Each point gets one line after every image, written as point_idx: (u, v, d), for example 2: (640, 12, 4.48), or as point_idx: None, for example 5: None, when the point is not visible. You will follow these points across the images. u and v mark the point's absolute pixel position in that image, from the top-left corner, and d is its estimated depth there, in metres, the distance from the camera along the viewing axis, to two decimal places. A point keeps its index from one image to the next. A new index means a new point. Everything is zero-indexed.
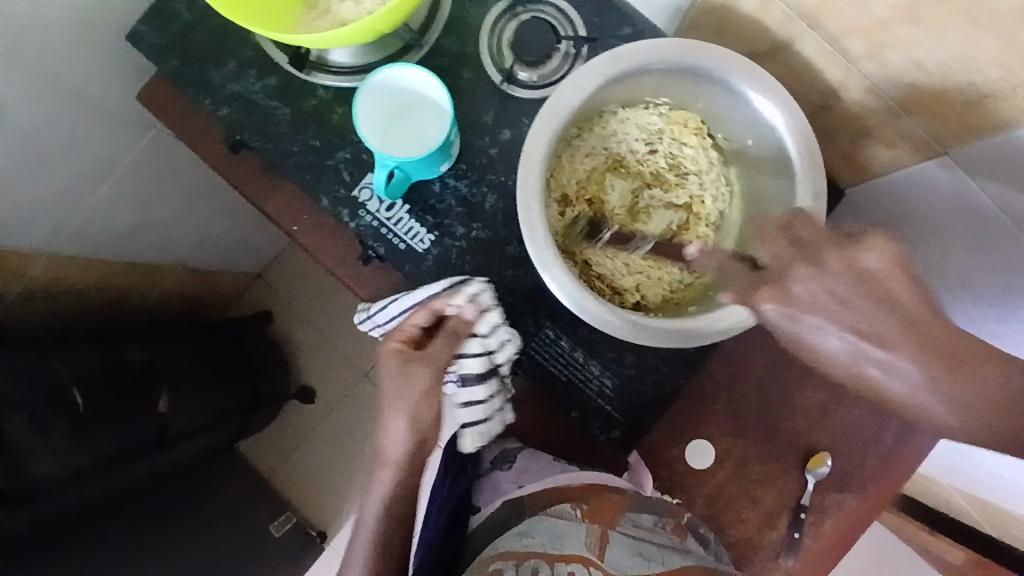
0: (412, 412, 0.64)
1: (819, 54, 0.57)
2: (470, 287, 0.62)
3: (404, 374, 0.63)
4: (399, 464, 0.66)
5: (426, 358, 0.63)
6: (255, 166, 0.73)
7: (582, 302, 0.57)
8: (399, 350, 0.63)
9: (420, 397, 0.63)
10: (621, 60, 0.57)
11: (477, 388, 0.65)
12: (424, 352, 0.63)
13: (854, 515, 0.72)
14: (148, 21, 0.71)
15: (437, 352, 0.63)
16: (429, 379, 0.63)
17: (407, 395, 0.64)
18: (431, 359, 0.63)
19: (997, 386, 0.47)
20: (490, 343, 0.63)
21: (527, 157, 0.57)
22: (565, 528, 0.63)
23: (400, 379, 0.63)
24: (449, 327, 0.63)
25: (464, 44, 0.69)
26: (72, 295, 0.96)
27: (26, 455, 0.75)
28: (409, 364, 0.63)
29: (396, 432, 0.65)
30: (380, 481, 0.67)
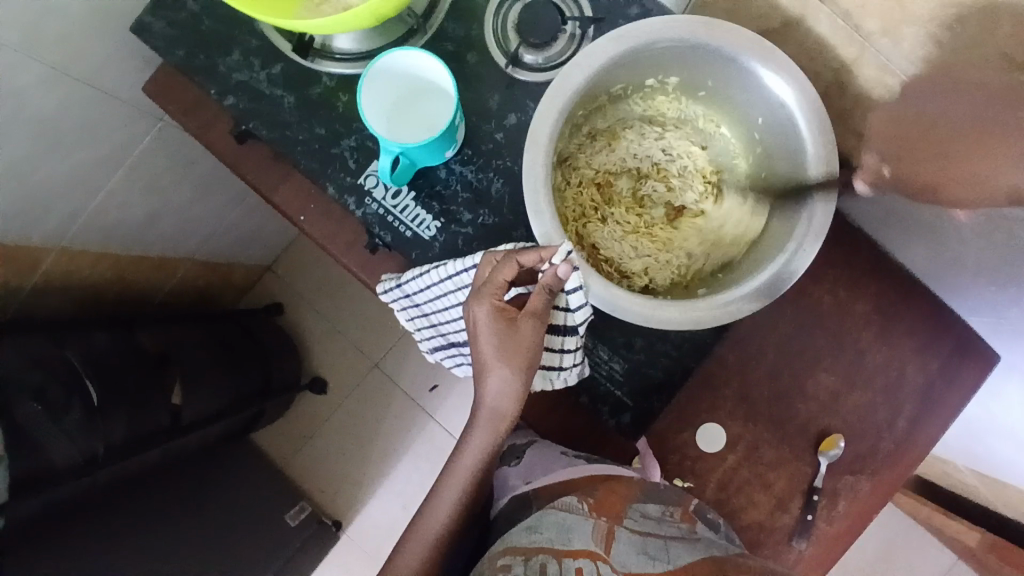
0: (512, 375, 0.56)
1: (833, 32, 0.55)
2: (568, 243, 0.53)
3: (511, 334, 0.55)
4: (491, 425, 0.59)
5: (532, 314, 0.55)
6: (263, 155, 0.73)
7: (587, 284, 0.56)
8: (495, 309, 0.55)
9: (522, 358, 0.55)
10: (630, 38, 0.56)
11: (560, 341, 0.60)
12: (526, 308, 0.55)
13: (867, 497, 0.72)
14: (154, 11, 0.71)
15: (541, 306, 0.55)
16: (533, 340, 0.55)
17: (514, 355, 0.55)
18: (536, 314, 0.55)
19: None
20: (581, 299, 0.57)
21: (533, 139, 0.56)
22: (572, 522, 0.62)
23: (498, 341, 0.55)
24: (542, 285, 0.54)
25: (469, 27, 0.69)
26: (85, 286, 0.97)
27: (42, 442, 0.77)
28: (511, 321, 0.55)
29: (493, 388, 0.57)
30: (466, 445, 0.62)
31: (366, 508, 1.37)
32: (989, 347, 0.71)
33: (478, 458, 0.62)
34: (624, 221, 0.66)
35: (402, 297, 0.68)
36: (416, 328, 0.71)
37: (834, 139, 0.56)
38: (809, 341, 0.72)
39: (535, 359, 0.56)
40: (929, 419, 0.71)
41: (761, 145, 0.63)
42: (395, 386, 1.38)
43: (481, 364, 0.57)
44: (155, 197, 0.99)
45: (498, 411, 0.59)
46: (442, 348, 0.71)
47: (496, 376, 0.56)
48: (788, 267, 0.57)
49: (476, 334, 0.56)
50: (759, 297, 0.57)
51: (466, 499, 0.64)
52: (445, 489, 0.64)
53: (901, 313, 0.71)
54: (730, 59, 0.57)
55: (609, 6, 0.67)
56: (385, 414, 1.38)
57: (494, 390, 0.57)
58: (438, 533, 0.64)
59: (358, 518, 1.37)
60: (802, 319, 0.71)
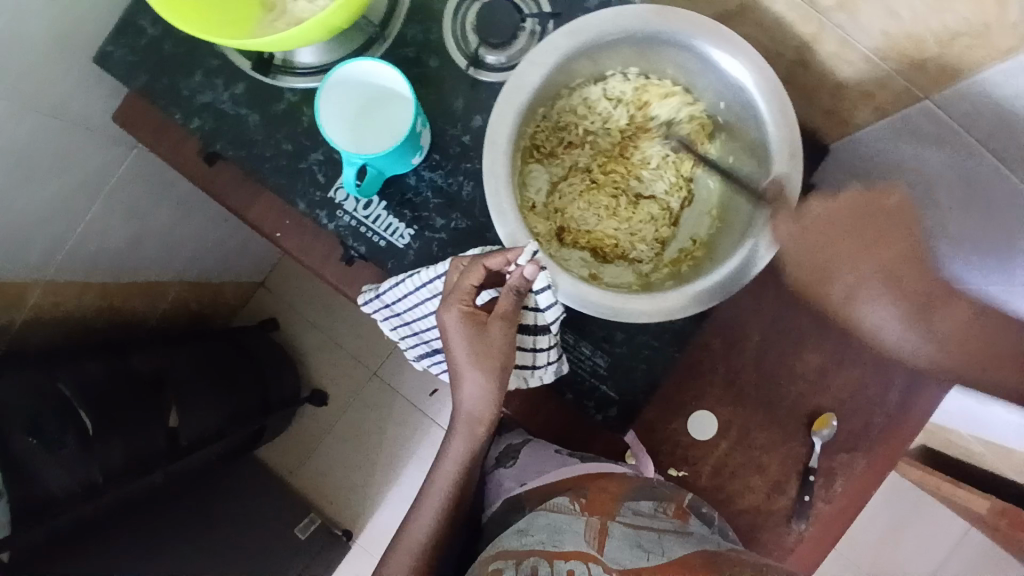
0: (489, 378, 0.56)
1: (788, 8, 0.54)
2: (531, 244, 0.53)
3: (481, 338, 0.55)
4: (472, 427, 0.60)
5: (502, 317, 0.55)
6: (233, 175, 0.73)
7: (555, 282, 0.56)
8: (467, 315, 0.55)
9: (497, 361, 0.56)
10: (582, 32, 0.56)
11: (539, 340, 0.60)
12: (496, 311, 0.55)
13: (865, 475, 0.71)
14: (115, 40, 0.71)
15: (510, 307, 0.55)
16: (506, 341, 0.55)
17: (486, 358, 0.56)
18: (506, 317, 0.55)
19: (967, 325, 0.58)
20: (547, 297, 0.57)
21: (492, 140, 0.56)
22: (563, 523, 0.62)
23: (473, 346, 0.55)
24: (509, 288, 0.54)
25: (429, 32, 0.68)
26: (75, 317, 0.97)
27: (39, 473, 0.78)
28: (483, 327, 0.55)
29: (471, 392, 0.57)
30: (454, 450, 0.62)
31: (374, 516, 1.37)
32: None
33: (460, 460, 0.62)
34: (588, 216, 0.66)
35: (383, 307, 0.68)
36: (400, 336, 0.71)
37: (794, 116, 0.55)
38: (794, 321, 0.71)
39: (508, 361, 0.56)
40: (924, 391, 0.69)
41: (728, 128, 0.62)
42: (395, 393, 1.39)
43: (455, 370, 0.57)
44: (135, 222, 0.99)
45: (474, 415, 0.59)
46: (431, 355, 0.71)
47: (471, 381, 0.57)
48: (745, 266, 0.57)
49: (449, 340, 0.56)
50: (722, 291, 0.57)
51: (455, 502, 0.64)
52: (434, 491, 0.64)
53: None
54: (685, 45, 0.56)
55: (566, 0, 0.66)
56: (387, 422, 1.38)
57: (470, 395, 0.58)
58: (428, 537, 0.64)
59: (367, 526, 1.37)
60: (786, 299, 0.71)
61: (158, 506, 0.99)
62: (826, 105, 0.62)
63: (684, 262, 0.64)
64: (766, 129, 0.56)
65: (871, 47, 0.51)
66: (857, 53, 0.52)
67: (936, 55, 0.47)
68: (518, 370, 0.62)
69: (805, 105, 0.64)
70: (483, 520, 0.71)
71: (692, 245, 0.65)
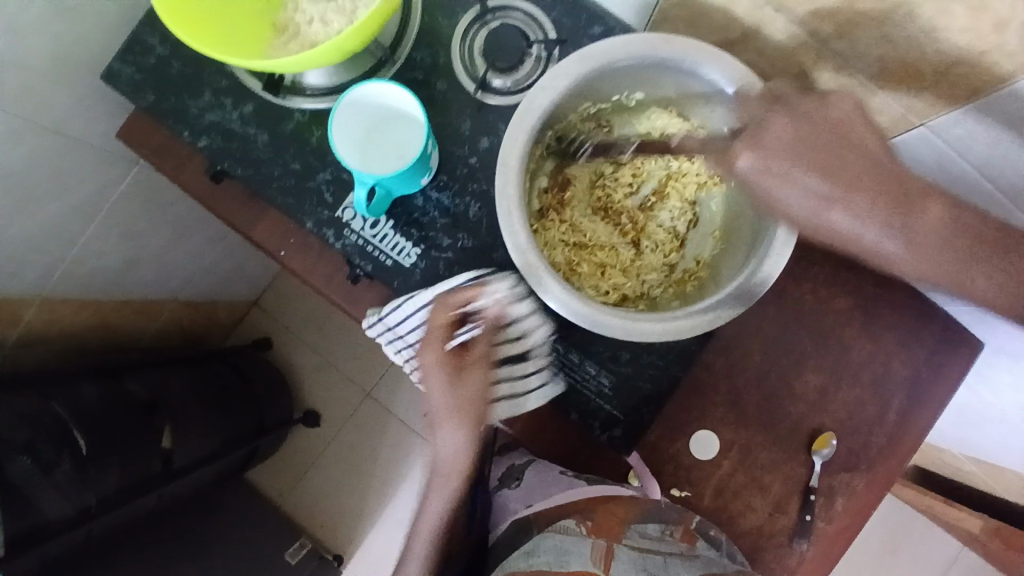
0: (466, 417, 0.66)
1: (788, 37, 0.55)
2: (496, 282, 0.64)
3: (457, 379, 0.65)
4: (456, 470, 0.69)
5: (473, 360, 0.65)
6: (238, 193, 0.73)
7: (567, 300, 0.56)
8: (443, 358, 0.65)
9: (473, 398, 0.65)
10: (592, 59, 0.57)
11: (522, 367, 0.66)
12: (469, 355, 0.65)
13: (865, 494, 0.71)
14: (123, 59, 0.72)
15: (481, 351, 0.65)
16: (480, 378, 0.65)
17: (461, 401, 0.65)
18: (477, 358, 0.65)
19: (931, 221, 0.52)
20: (523, 326, 0.65)
21: (505, 163, 0.57)
22: (570, 545, 0.65)
23: (449, 387, 0.65)
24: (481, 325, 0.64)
25: (437, 55, 0.70)
26: (69, 334, 0.95)
27: (33, 495, 0.75)
28: (457, 369, 0.65)
29: (450, 437, 0.67)
30: (438, 493, 0.70)
31: (368, 539, 1.35)
32: (972, 333, 0.71)
33: None
34: (595, 237, 0.67)
35: (385, 331, 0.68)
36: (405, 360, 0.69)
37: None
38: (794, 342, 0.72)
39: (482, 399, 0.66)
40: (920, 409, 0.71)
41: None
42: (390, 414, 1.37)
43: (436, 415, 0.68)
44: (133, 242, 0.98)
45: (449, 462, 0.69)
46: None
47: (450, 425, 0.67)
48: (759, 275, 0.58)
49: (426, 376, 0.66)
50: (732, 307, 0.58)
51: None
52: (433, 510, 0.70)
53: (882, 306, 0.71)
54: (691, 72, 0.58)
55: (572, 27, 0.68)
56: (381, 443, 1.37)
57: (449, 439, 0.67)
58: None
59: (359, 551, 1.35)
60: (786, 318, 0.72)
61: (150, 530, 0.97)
62: None
63: (688, 282, 0.67)
64: None
65: (871, 76, 0.53)
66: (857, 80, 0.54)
67: (934, 83, 0.49)
68: (507, 399, 0.66)
69: None
70: (491, 543, 0.73)
71: (696, 265, 0.67)
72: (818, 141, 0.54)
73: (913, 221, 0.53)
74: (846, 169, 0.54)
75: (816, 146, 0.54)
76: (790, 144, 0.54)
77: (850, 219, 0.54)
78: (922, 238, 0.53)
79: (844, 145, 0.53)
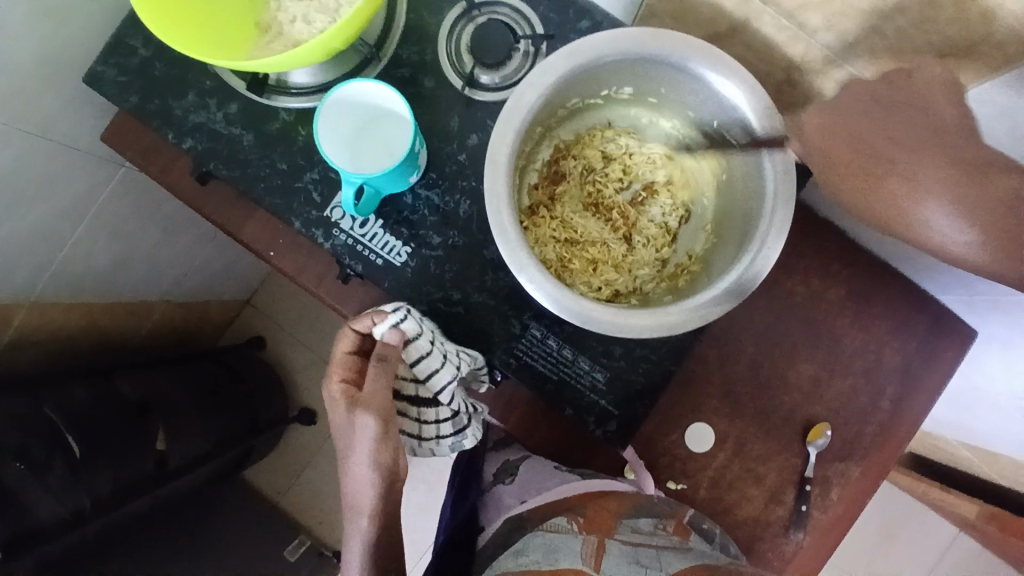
0: (369, 455, 0.58)
1: (777, 30, 0.55)
2: (395, 312, 0.59)
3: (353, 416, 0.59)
4: (369, 512, 0.59)
5: (372, 395, 0.58)
6: (226, 195, 0.72)
7: (559, 297, 0.56)
8: (342, 390, 0.59)
9: (375, 437, 0.58)
10: (579, 53, 0.56)
11: (429, 411, 0.67)
12: (367, 391, 0.59)
13: (859, 483, 0.72)
14: (105, 60, 0.71)
15: (380, 388, 0.59)
16: (379, 416, 0.58)
17: (364, 441, 0.58)
18: (377, 396, 0.58)
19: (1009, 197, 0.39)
20: (429, 365, 0.62)
21: (493, 160, 0.56)
22: (560, 541, 0.62)
23: (351, 421, 0.59)
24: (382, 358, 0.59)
25: (424, 52, 0.69)
26: (59, 338, 0.95)
27: (28, 500, 0.75)
28: (355, 404, 0.59)
29: (358, 476, 0.59)
30: (356, 533, 0.60)
31: None
32: (965, 323, 0.71)
33: None
34: (586, 233, 0.67)
35: None
36: None
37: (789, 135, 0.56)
38: (787, 333, 0.72)
39: (387, 440, 0.58)
40: (913, 398, 0.71)
41: (720, 147, 0.64)
42: None
43: (343, 455, 0.61)
44: (122, 243, 0.97)
45: (356, 504, 0.61)
46: None
47: (357, 464, 0.59)
48: (754, 267, 0.57)
49: (330, 412, 0.61)
50: (727, 299, 0.57)
51: None
52: (353, 560, 0.60)
53: (874, 296, 0.71)
54: (679, 66, 0.57)
55: (559, 22, 0.68)
56: None
57: (355, 481, 0.60)
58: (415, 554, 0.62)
59: None
60: (779, 310, 0.72)
61: (147, 531, 0.97)
62: None
63: (681, 276, 0.67)
64: (761, 149, 0.57)
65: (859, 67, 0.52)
66: (846, 73, 0.54)
67: None
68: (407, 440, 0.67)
69: None
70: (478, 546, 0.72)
71: (689, 259, 0.67)
72: (859, 113, 0.46)
73: (984, 196, 0.40)
74: (895, 136, 0.44)
75: (857, 119, 0.46)
76: (831, 123, 0.48)
77: (904, 195, 0.42)
78: (996, 222, 0.39)
79: (895, 115, 0.45)
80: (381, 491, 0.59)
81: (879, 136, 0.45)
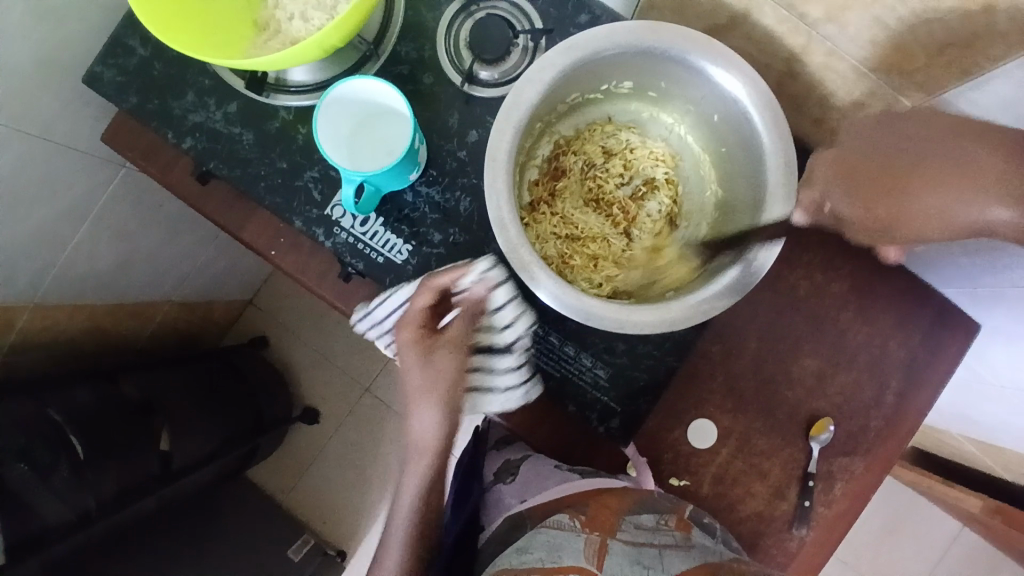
0: (442, 397, 0.65)
1: (778, 22, 0.54)
2: (480, 265, 0.64)
3: (428, 361, 0.64)
4: (432, 450, 0.67)
5: (450, 343, 0.64)
6: (227, 194, 0.72)
7: (560, 293, 0.56)
8: (417, 338, 0.64)
9: (448, 381, 0.65)
10: (578, 48, 0.56)
11: (502, 361, 0.65)
12: (444, 338, 0.64)
13: (864, 477, 0.71)
14: (104, 61, 0.71)
15: (458, 335, 0.65)
16: (453, 362, 0.65)
17: (433, 384, 0.65)
18: (454, 343, 0.64)
19: None
20: (506, 318, 0.65)
21: (493, 157, 0.56)
22: (563, 540, 0.62)
23: (424, 366, 0.64)
24: (463, 307, 0.64)
25: (422, 49, 0.69)
26: (63, 340, 0.95)
27: (33, 502, 0.75)
28: (430, 350, 0.64)
29: (424, 418, 0.66)
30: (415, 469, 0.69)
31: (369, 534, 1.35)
32: (968, 315, 0.71)
33: None
34: (586, 228, 0.67)
35: (374, 325, 0.67)
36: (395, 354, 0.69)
37: (789, 127, 0.56)
38: (790, 328, 0.72)
39: (453, 386, 0.65)
40: (917, 391, 0.71)
41: (720, 141, 0.64)
42: (389, 409, 1.37)
43: (410, 397, 0.67)
44: (124, 244, 0.97)
45: (422, 443, 0.68)
46: None
47: (423, 406, 0.66)
48: (756, 262, 0.56)
49: (401, 357, 0.65)
50: (730, 294, 0.57)
51: None
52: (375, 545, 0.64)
53: (877, 290, 0.71)
54: (679, 59, 0.57)
55: (558, 17, 0.67)
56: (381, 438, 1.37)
57: (421, 420, 0.67)
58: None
59: (361, 546, 1.35)
60: (781, 304, 0.72)
61: (152, 532, 0.98)
62: (816, 115, 0.63)
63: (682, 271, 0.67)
64: (762, 142, 0.57)
65: (861, 58, 0.52)
66: (848, 64, 0.53)
67: (926, 64, 0.48)
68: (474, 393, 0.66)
69: (795, 115, 0.65)
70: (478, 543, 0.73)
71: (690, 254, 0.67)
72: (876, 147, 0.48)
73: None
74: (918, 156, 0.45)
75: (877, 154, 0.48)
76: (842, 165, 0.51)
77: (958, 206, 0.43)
78: None
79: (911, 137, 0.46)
80: (444, 430, 0.67)
81: (902, 157, 0.46)
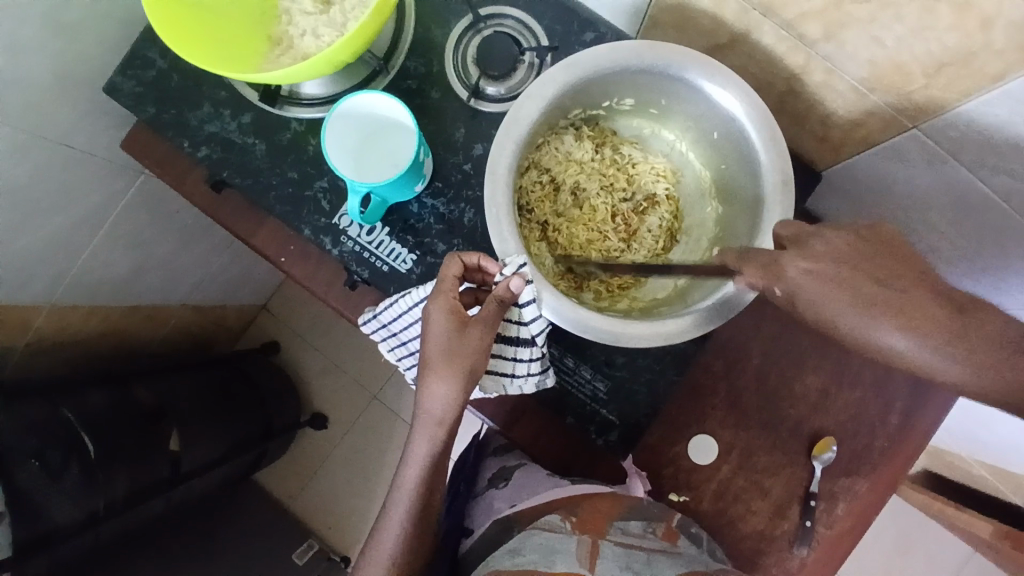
0: (465, 377, 0.57)
1: (776, 41, 0.55)
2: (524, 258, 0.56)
3: (458, 337, 0.57)
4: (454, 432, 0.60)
5: (482, 322, 0.57)
6: (238, 202, 0.74)
7: (541, 296, 0.57)
8: (452, 309, 0.57)
9: (478, 360, 0.57)
10: (578, 66, 0.57)
11: (522, 352, 0.62)
12: (477, 316, 0.57)
13: (867, 498, 0.71)
14: (124, 72, 0.73)
15: (492, 314, 0.57)
16: (487, 342, 0.57)
17: (457, 360, 0.57)
18: (486, 323, 0.57)
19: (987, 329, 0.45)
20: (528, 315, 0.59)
21: (493, 171, 0.57)
22: (556, 542, 0.64)
23: (452, 341, 0.57)
24: (496, 294, 0.56)
25: (431, 64, 0.70)
26: (80, 341, 0.98)
27: (40, 501, 0.77)
28: (461, 325, 0.57)
29: (437, 393, 0.58)
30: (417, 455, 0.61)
31: None
32: None
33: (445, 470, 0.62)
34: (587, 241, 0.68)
35: (381, 328, 0.68)
36: (397, 358, 0.70)
37: (785, 143, 0.56)
38: (792, 345, 0.72)
39: (478, 366, 0.58)
40: (922, 412, 0.70)
41: (719, 158, 0.64)
42: (396, 417, 1.38)
43: (426, 365, 0.58)
44: (139, 251, 1.00)
45: (435, 416, 0.59)
46: None
47: (438, 380, 0.57)
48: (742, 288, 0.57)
49: (427, 329, 0.58)
50: (724, 310, 0.57)
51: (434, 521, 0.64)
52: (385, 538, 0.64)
53: None
54: (677, 77, 0.58)
55: (564, 33, 0.69)
56: (388, 446, 1.38)
57: (435, 395, 0.58)
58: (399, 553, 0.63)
59: None
60: (783, 321, 0.72)
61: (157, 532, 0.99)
62: (818, 133, 0.63)
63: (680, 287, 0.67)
64: (757, 159, 0.57)
65: (860, 78, 0.52)
66: (847, 83, 0.54)
67: (924, 85, 0.48)
68: (496, 377, 0.64)
69: (797, 133, 0.66)
70: (463, 551, 0.72)
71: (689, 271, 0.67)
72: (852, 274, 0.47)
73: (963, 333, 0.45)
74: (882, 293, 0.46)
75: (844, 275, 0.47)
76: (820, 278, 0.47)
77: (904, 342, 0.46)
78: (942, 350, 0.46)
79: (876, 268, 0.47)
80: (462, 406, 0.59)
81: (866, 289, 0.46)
